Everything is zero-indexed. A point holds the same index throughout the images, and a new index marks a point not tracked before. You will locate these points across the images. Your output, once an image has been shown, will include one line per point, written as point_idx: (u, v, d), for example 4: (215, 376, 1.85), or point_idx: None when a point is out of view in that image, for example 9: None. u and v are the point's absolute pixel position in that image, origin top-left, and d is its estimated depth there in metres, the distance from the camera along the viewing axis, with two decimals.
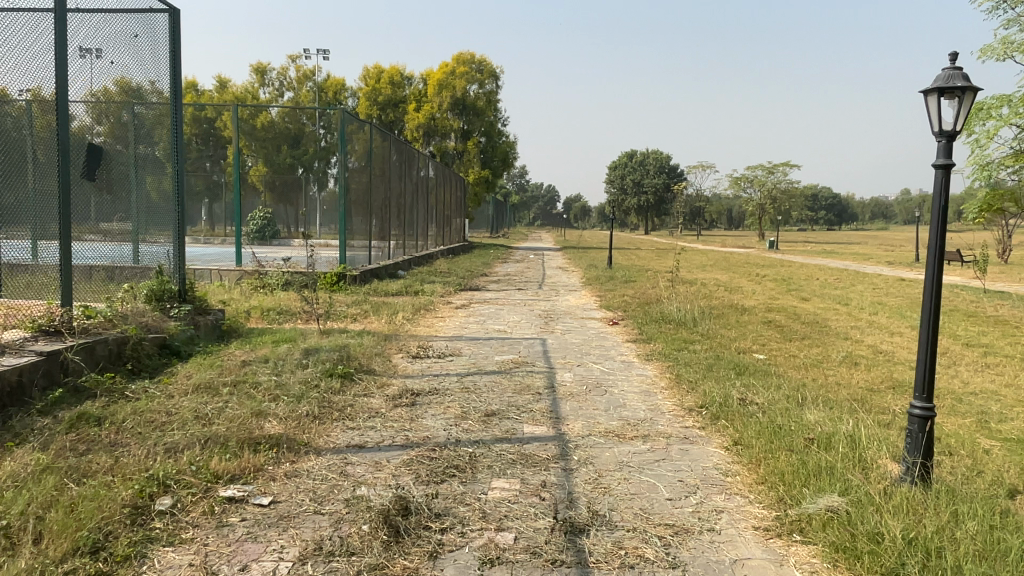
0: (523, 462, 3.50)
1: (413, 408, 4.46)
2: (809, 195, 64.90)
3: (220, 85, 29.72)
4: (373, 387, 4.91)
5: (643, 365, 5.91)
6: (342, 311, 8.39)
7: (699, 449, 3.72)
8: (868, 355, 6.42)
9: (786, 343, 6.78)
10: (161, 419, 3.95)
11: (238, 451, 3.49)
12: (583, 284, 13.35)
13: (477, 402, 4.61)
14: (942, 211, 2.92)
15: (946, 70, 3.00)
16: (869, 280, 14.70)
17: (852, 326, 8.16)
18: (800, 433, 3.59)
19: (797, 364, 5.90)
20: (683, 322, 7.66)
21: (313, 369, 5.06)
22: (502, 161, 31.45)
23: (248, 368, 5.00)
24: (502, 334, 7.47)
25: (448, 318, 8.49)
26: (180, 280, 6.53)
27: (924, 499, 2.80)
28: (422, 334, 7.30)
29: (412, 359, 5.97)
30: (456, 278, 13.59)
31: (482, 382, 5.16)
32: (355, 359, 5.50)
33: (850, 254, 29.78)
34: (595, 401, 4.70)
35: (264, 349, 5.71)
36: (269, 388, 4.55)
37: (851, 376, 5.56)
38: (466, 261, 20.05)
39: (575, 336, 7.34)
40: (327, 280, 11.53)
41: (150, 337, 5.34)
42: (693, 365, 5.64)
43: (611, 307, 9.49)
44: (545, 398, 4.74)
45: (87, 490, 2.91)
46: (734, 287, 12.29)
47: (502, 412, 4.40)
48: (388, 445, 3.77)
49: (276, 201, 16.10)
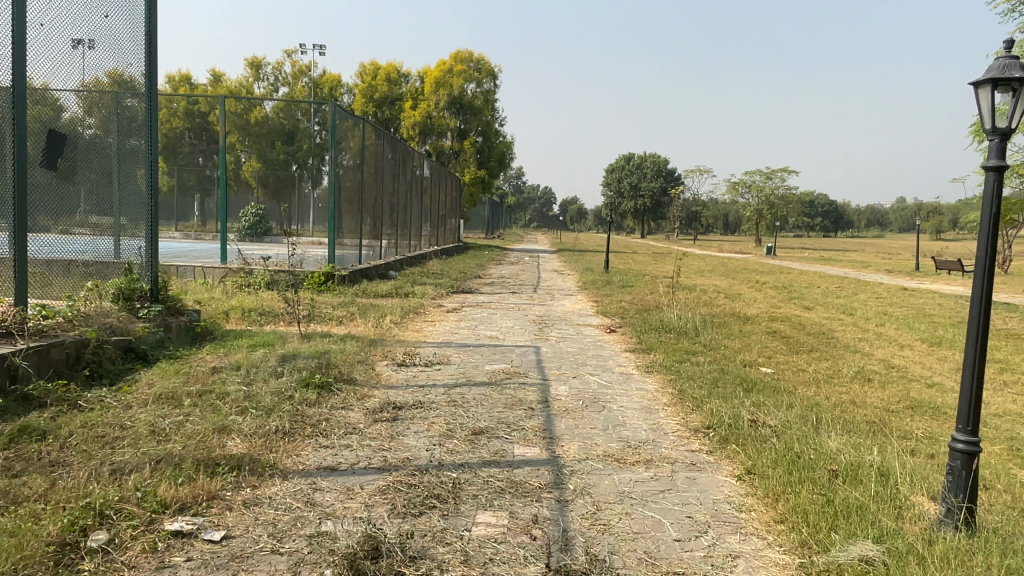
0: (512, 492, 3.12)
1: (394, 425, 4.08)
2: (806, 201, 64.80)
3: (214, 79, 29.31)
4: (352, 399, 4.52)
5: (643, 377, 5.55)
6: (327, 313, 8.00)
7: (708, 478, 3.35)
8: (880, 371, 6.08)
9: (793, 356, 6.43)
10: (113, 434, 3.57)
11: (193, 474, 3.11)
12: (580, 288, 12.99)
13: (464, 418, 4.23)
14: (994, 219, 2.58)
15: (1001, 59, 2.64)
16: (871, 289, 14.41)
17: (860, 338, 7.82)
18: (822, 463, 3.23)
19: (806, 379, 5.56)
20: (684, 332, 7.32)
21: (287, 378, 4.67)
22: (499, 161, 31.05)
23: (217, 376, 4.61)
24: (494, 340, 7.09)
25: (438, 323, 8.12)
26: (152, 278, 6.11)
27: (973, 549, 2.44)
28: (410, 339, 6.92)
29: (397, 367, 5.59)
30: (449, 280, 13.22)
31: (471, 395, 4.79)
32: (334, 367, 5.11)
33: (849, 262, 29.53)
34: (592, 419, 4.32)
35: (238, 355, 5.31)
36: (236, 399, 4.16)
37: (865, 394, 5.21)
38: (461, 262, 19.69)
39: (571, 344, 6.97)
40: (315, 280, 11.14)
41: (114, 340, 4.94)
42: (697, 379, 5.29)
43: (608, 313, 9.14)
44: (538, 415, 4.36)
45: (9, 522, 2.52)
46: (735, 294, 11.96)
47: (491, 430, 4.02)
48: (363, 468, 3.38)
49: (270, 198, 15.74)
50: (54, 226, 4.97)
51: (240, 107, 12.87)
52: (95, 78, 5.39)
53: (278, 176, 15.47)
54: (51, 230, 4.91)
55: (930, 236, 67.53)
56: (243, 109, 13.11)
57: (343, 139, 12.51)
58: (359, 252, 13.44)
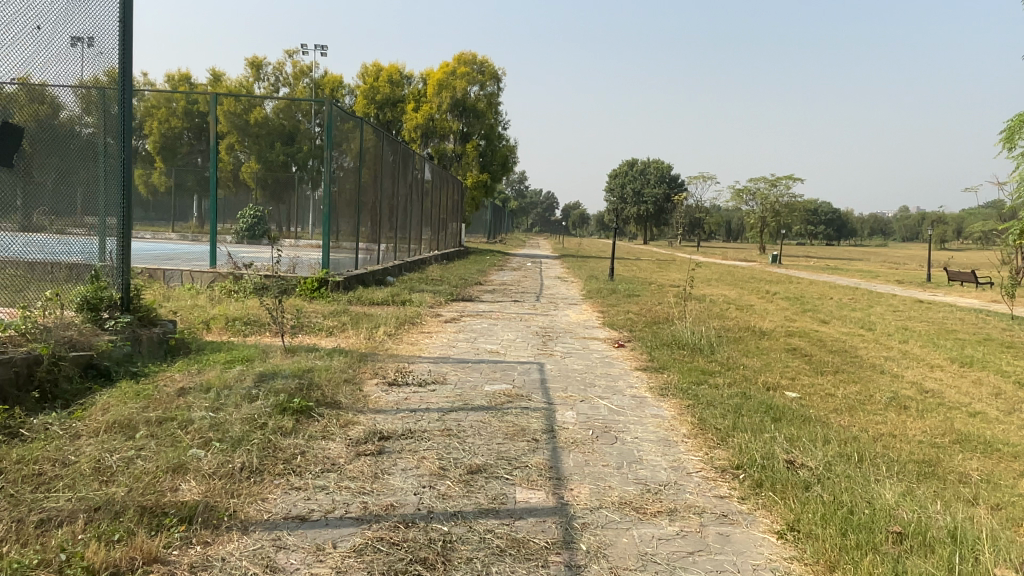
0: (514, 554, 2.61)
1: (379, 460, 3.58)
2: (810, 210, 64.27)
3: (215, 79, 28.80)
4: (333, 427, 4.02)
5: (657, 401, 5.04)
6: (317, 324, 7.49)
7: (744, 535, 2.84)
8: (915, 396, 5.58)
9: (818, 378, 5.92)
10: (50, 471, 3.06)
11: (132, 530, 2.61)
12: (584, 297, 12.48)
13: (459, 452, 3.72)
14: None
15: None
16: (887, 302, 13.88)
17: (886, 357, 7.30)
18: (880, 525, 2.72)
19: (836, 407, 5.05)
20: (699, 348, 6.81)
21: (262, 402, 4.16)
22: (502, 165, 30.51)
23: (183, 399, 4.11)
24: (495, 356, 6.58)
25: (434, 335, 7.60)
26: (122, 285, 5.58)
27: None
28: (403, 354, 6.41)
29: (388, 387, 5.08)
30: (449, 287, 12.73)
31: (468, 422, 4.28)
32: (317, 388, 4.61)
33: (856, 272, 29.05)
34: (605, 454, 3.81)
35: (211, 373, 4.81)
36: (200, 429, 3.65)
37: (905, 425, 4.69)
38: (461, 268, 19.20)
39: (578, 361, 6.46)
40: (307, 287, 10.65)
41: (73, 356, 4.42)
42: (717, 405, 4.78)
43: (615, 326, 8.63)
44: (542, 448, 3.86)
45: None
46: (746, 306, 11.44)
47: (489, 468, 3.51)
48: (338, 519, 2.88)
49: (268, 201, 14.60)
50: (54, 227, 5.09)
51: (237, 106, 12.45)
52: (100, 78, 5.20)
53: (280, 180, 14.48)
54: (48, 229, 4.97)
55: (934, 246, 66.91)
56: (242, 110, 12.72)
57: (342, 139, 12.04)
58: (355, 257, 12.94)
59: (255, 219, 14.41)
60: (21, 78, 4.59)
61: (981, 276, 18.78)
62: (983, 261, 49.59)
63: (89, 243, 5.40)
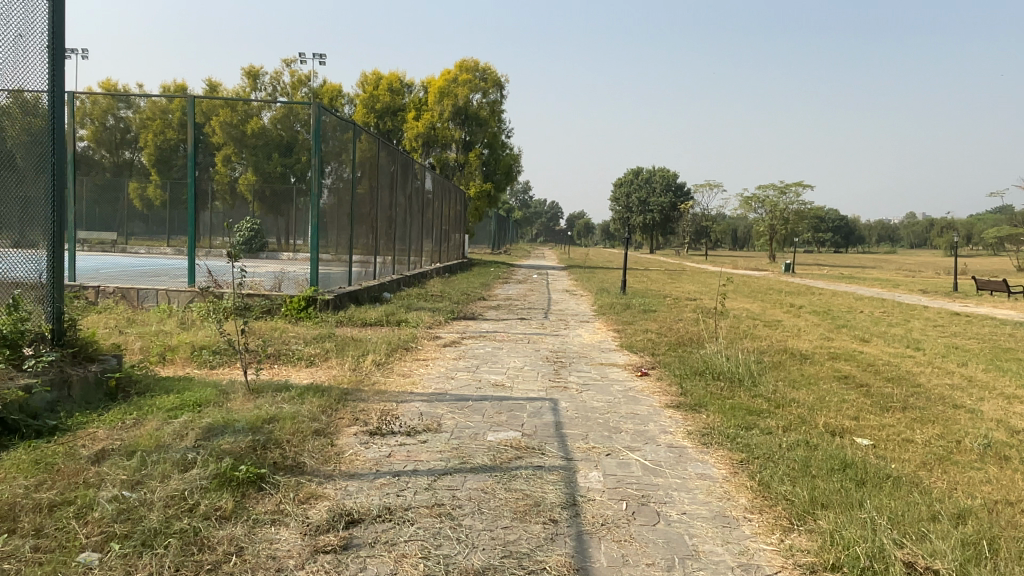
0: None
1: (345, 560, 2.64)
2: (817, 218, 63.30)
3: (209, 88, 28.02)
4: (288, 505, 3.08)
5: (700, 454, 4.07)
6: (296, 352, 6.55)
7: None
8: (1008, 439, 4.62)
9: (886, 418, 4.94)
10: None
11: None
12: (596, 313, 11.52)
13: (451, 545, 2.78)
14: None
15: None
16: (921, 315, 12.91)
17: (953, 386, 6.29)
18: None
19: (922, 460, 4.07)
20: (738, 379, 5.83)
21: (198, 471, 3.22)
22: (506, 174, 29.54)
23: (94, 471, 3.17)
24: (499, 391, 5.61)
25: (431, 363, 6.65)
26: (56, 314, 4.64)
27: None
28: (392, 390, 5.46)
29: (369, 439, 4.13)
30: (450, 304, 11.77)
31: (466, 493, 3.34)
32: (276, 448, 3.67)
33: (873, 279, 27.98)
34: (648, 545, 2.84)
35: (147, 427, 3.88)
36: (104, 520, 2.72)
37: (1017, 486, 3.71)
38: (463, 282, 18.26)
39: (597, 396, 5.48)
40: (293, 306, 9.68)
41: None
42: (780, 464, 3.80)
43: (635, 350, 7.67)
44: (564, 536, 2.89)
45: None
46: (775, 322, 10.46)
47: (493, 571, 2.57)
48: None
49: (264, 211, 13.55)
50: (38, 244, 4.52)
51: (232, 116, 11.71)
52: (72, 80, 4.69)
53: (275, 189, 13.30)
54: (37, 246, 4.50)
55: (944, 252, 66.04)
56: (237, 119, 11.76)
57: (332, 144, 10.95)
58: (348, 271, 11.88)
59: (252, 231, 13.12)
60: (15, 90, 4.29)
61: (1011, 284, 17.80)
62: (1000, 267, 48.42)
63: (31, 262, 4.49)
